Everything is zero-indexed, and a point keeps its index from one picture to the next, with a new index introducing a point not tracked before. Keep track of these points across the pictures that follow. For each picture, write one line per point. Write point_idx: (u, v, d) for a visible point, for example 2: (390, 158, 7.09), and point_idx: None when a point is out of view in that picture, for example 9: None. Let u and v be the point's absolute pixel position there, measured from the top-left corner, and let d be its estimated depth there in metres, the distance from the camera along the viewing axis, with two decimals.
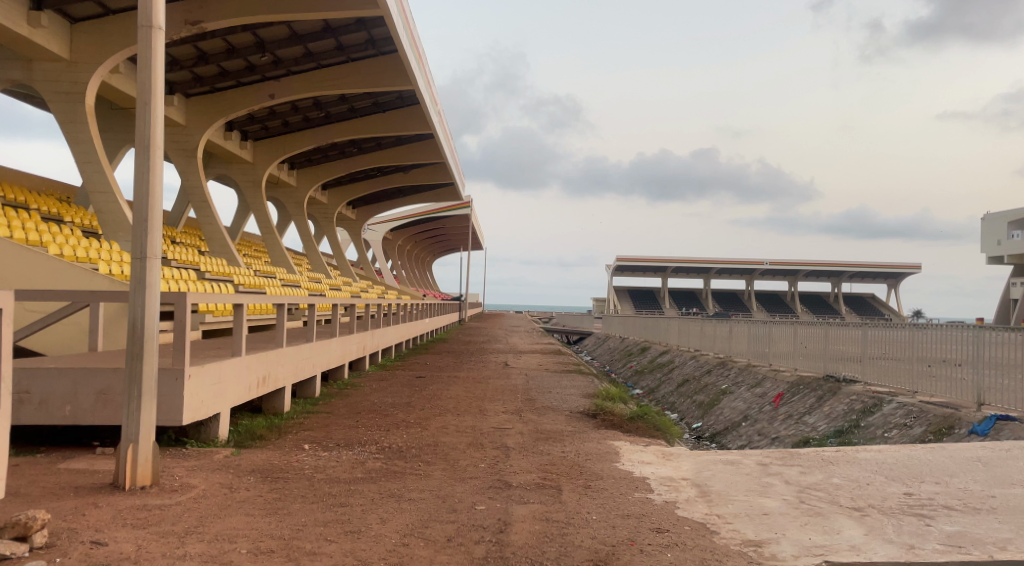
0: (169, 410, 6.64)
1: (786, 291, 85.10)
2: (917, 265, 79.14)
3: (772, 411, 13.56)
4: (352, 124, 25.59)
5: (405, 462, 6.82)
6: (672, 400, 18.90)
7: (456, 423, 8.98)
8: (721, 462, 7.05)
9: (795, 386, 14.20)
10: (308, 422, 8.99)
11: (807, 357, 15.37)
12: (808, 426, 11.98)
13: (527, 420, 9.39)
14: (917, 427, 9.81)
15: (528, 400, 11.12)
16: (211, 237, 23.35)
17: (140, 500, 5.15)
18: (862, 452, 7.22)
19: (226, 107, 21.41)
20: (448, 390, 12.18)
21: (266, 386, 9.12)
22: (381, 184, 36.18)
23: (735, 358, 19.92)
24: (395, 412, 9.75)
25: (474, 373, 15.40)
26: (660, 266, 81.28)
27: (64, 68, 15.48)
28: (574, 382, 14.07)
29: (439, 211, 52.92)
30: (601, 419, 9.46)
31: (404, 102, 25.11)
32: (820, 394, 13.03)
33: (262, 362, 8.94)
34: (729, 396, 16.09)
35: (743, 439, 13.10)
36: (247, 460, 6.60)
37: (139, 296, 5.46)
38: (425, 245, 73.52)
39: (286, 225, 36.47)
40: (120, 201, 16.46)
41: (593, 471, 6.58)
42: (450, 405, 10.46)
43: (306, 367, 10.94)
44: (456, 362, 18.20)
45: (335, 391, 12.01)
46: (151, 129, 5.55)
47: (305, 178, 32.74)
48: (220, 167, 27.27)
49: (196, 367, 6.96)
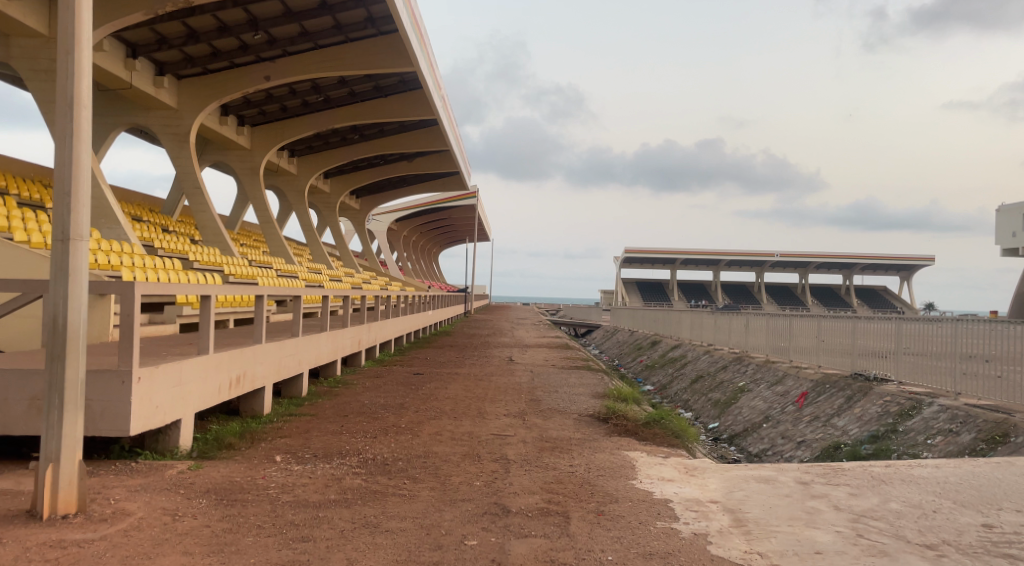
0: (115, 420, 5.76)
1: (796, 283, 83.83)
2: (931, 257, 77.62)
3: (797, 412, 12.57)
4: (352, 109, 24.60)
5: (389, 480, 5.87)
6: (686, 397, 17.95)
7: (452, 429, 8.06)
8: (753, 479, 6.09)
9: (821, 385, 13.17)
10: (287, 427, 8.08)
11: (833, 353, 14.30)
12: (838, 430, 10.99)
13: (531, 425, 8.45)
14: (965, 434, 8.81)
15: (533, 401, 10.18)
16: (204, 226, 22.46)
17: (57, 534, 4.24)
18: (915, 468, 6.25)
19: (219, 89, 20.46)
20: (447, 389, 11.26)
21: (241, 387, 8.21)
22: (385, 173, 35.21)
23: (752, 353, 18.91)
24: (385, 416, 8.83)
25: (476, 369, 14.47)
26: (669, 258, 80.11)
27: (42, 44, 14.58)
28: (582, 380, 13.11)
29: (444, 201, 51.96)
30: (613, 424, 8.51)
31: (406, 86, 24.15)
32: (849, 394, 11.99)
33: (236, 360, 8.02)
34: (748, 395, 15.11)
35: (765, 443, 12.14)
36: (203, 478, 5.67)
37: (61, 285, 4.54)
38: (430, 237, 72.59)
39: (286, 215, 35.56)
40: (104, 185, 15.57)
41: (607, 491, 5.64)
42: (446, 407, 9.53)
43: (291, 365, 10.02)
44: (458, 357, 17.28)
45: (324, 389, 11.12)
46: (74, 82, 4.64)
47: (305, 166, 31.83)
48: (216, 154, 26.36)
49: (149, 369, 6.07)
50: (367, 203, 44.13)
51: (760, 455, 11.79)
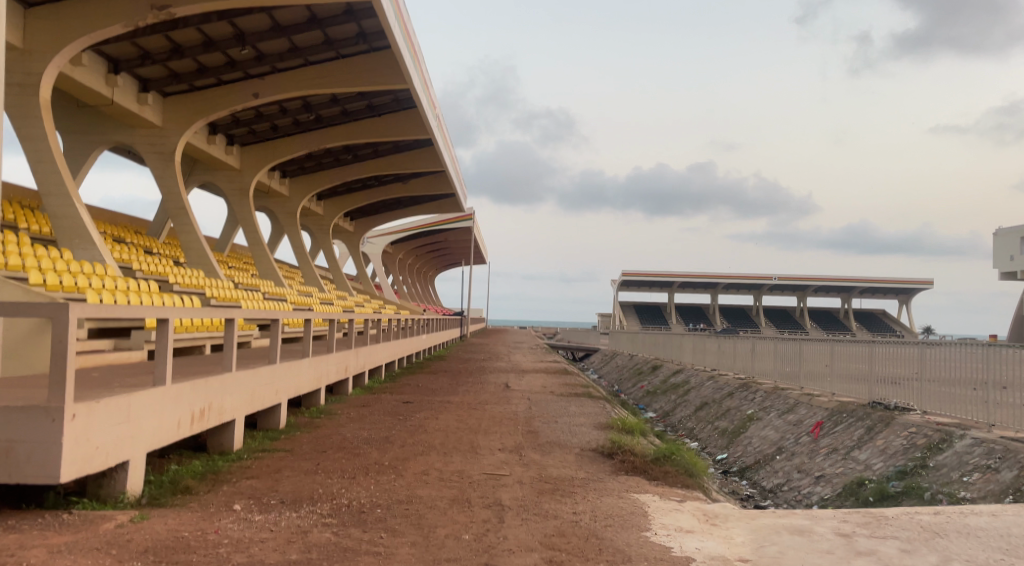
0: (43, 465, 4.98)
1: (794, 307, 83.18)
2: (930, 281, 77.13)
3: (813, 443, 11.75)
4: (344, 128, 23.97)
5: (363, 534, 5.04)
6: (690, 426, 17.12)
7: (440, 467, 7.24)
8: (785, 530, 5.28)
9: (837, 414, 12.36)
10: (255, 466, 7.23)
11: (848, 380, 13.49)
12: (860, 464, 10.17)
13: (528, 462, 7.62)
14: (1006, 471, 7.99)
15: (530, 434, 9.34)
16: (189, 247, 21.67)
17: None
18: (970, 517, 5.46)
19: (206, 107, 19.82)
20: (437, 420, 10.43)
21: (206, 421, 7.35)
22: (379, 194, 34.53)
23: (759, 378, 18.10)
24: (367, 452, 7.99)
25: (470, 397, 13.64)
26: (667, 281, 79.44)
27: (16, 57, 13.85)
28: (582, 408, 12.30)
29: (440, 224, 51.36)
30: (619, 461, 7.68)
31: (400, 104, 23.57)
32: (869, 424, 11.18)
33: (199, 392, 7.17)
34: (757, 424, 14.29)
35: (779, 477, 11.31)
36: (142, 534, 4.83)
37: None
38: (426, 260, 71.90)
39: (278, 237, 34.83)
40: (79, 204, 14.83)
41: (617, 548, 4.81)
42: (436, 441, 8.70)
43: (267, 396, 9.18)
44: (451, 384, 16.43)
45: (304, 421, 10.29)
46: None
47: (297, 187, 31.17)
48: (205, 174, 25.67)
49: (87, 403, 5.30)
50: (361, 225, 43.46)
51: (775, 491, 10.95)
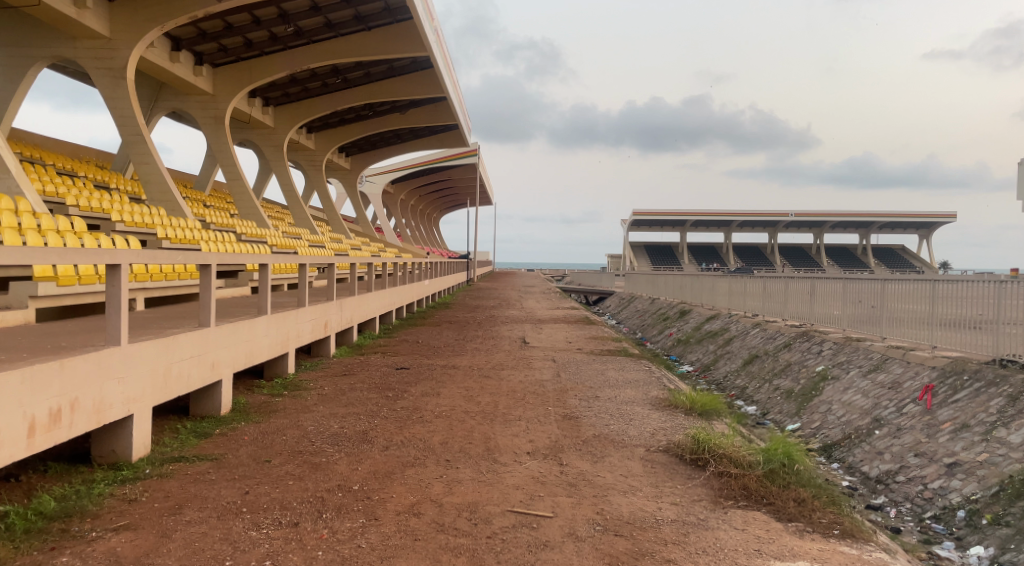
0: None
1: (811, 244, 79.94)
2: (952, 214, 73.56)
3: (927, 417, 9.07)
4: (329, 44, 20.67)
5: None
6: (741, 384, 14.53)
7: (441, 498, 4.55)
8: None
9: (953, 376, 9.61)
10: (140, 501, 4.53)
11: (954, 329, 10.66)
12: (1013, 451, 7.44)
13: (576, 479, 4.94)
14: None
15: (569, 422, 6.65)
16: (148, 181, 18.65)
17: None
18: None
19: (161, 13, 16.55)
20: (439, 399, 7.69)
21: (66, 426, 4.61)
22: (374, 126, 31.27)
23: (820, 325, 15.33)
24: (334, 465, 5.28)
25: (482, 360, 10.88)
26: (679, 219, 76.00)
27: None
28: (626, 373, 9.65)
29: (442, 160, 48.05)
30: (720, 478, 4.99)
31: (392, 15, 20.20)
32: (1010, 393, 8.41)
33: (45, 383, 4.42)
34: (835, 385, 11.63)
35: (889, 461, 8.64)
36: None
37: None
38: (430, 200, 68.76)
39: (266, 175, 31.76)
40: None
41: None
42: (436, 439, 6.00)
43: (193, 375, 6.39)
44: (457, 339, 13.78)
45: (259, 401, 7.60)
46: None
47: (282, 116, 27.89)
48: (173, 100, 22.50)
49: None
50: (358, 162, 40.23)
51: (887, 481, 8.29)
